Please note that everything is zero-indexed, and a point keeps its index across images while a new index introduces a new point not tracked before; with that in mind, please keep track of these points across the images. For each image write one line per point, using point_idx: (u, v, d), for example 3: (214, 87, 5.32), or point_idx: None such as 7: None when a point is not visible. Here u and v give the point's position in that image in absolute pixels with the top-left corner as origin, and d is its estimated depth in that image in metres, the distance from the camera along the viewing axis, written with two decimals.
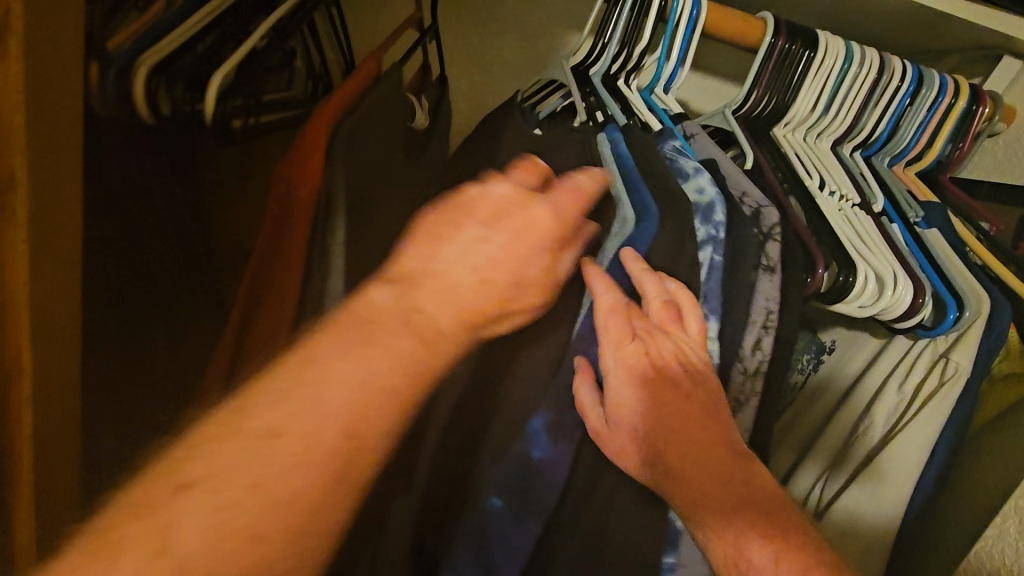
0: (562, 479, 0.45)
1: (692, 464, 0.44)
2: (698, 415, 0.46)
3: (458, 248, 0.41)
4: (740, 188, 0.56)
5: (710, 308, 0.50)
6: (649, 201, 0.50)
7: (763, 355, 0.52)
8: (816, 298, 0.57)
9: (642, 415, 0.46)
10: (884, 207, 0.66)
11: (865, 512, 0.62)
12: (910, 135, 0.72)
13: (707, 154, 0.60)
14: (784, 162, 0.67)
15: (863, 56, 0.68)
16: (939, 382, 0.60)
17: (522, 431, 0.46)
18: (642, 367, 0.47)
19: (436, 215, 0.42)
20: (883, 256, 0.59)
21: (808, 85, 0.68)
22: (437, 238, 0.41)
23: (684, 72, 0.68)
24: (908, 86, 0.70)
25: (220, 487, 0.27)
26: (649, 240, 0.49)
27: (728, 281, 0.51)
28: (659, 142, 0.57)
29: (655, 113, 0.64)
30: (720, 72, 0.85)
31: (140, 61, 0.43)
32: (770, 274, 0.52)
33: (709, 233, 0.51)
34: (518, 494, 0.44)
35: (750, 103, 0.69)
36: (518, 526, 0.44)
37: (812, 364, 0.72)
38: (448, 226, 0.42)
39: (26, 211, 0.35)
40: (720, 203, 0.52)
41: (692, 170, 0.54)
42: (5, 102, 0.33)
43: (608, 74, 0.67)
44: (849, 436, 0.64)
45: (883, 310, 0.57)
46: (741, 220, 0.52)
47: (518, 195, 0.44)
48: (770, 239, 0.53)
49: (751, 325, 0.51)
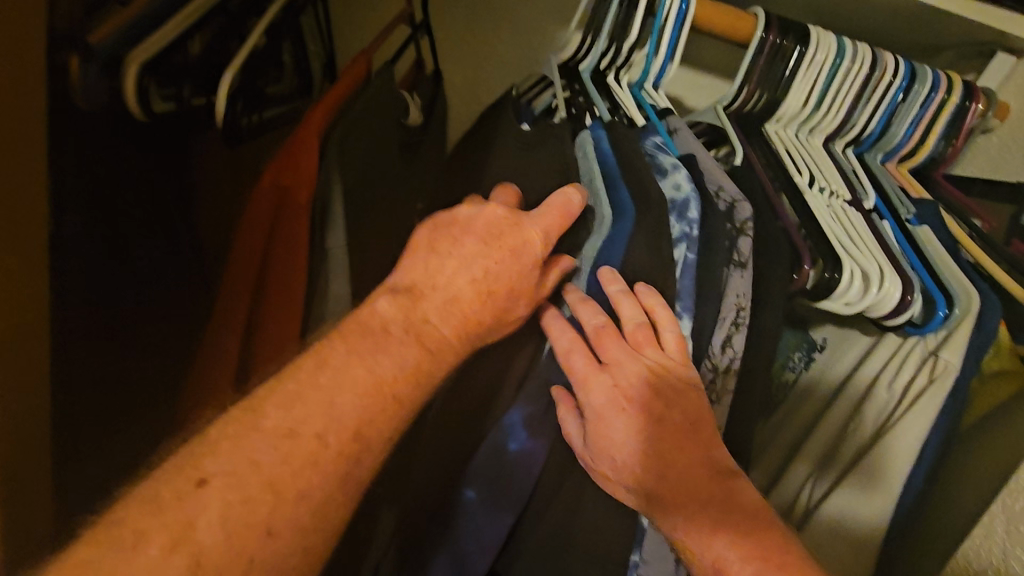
0: (538, 471, 0.47)
1: (673, 484, 0.44)
2: (675, 438, 0.45)
3: (452, 265, 0.42)
4: (716, 183, 0.54)
5: (683, 306, 0.49)
6: (628, 199, 0.50)
7: (734, 353, 0.52)
8: (802, 294, 0.57)
9: (624, 445, 0.44)
10: (875, 204, 0.66)
11: (857, 511, 0.62)
12: (902, 131, 0.71)
13: (688, 150, 0.59)
14: (775, 158, 0.66)
15: (855, 51, 0.67)
16: (929, 380, 0.60)
17: (499, 423, 0.47)
18: (620, 395, 0.46)
19: (434, 234, 0.44)
20: (868, 251, 0.59)
21: (800, 81, 0.67)
22: (437, 253, 0.43)
23: (674, 67, 0.67)
24: (901, 81, 0.69)
25: (234, 487, 0.30)
26: (626, 238, 0.48)
27: (703, 278, 0.50)
28: (640, 138, 0.56)
29: (643, 110, 0.64)
30: (713, 69, 0.84)
31: (130, 56, 0.42)
32: (741, 270, 0.51)
33: (682, 230, 0.50)
34: (492, 489, 0.46)
35: (741, 99, 0.68)
36: (492, 518, 0.46)
37: (804, 362, 0.72)
38: (444, 242, 0.44)
39: None
40: (695, 199, 0.51)
41: (670, 166, 0.53)
42: None
43: (597, 70, 0.67)
44: (840, 434, 0.65)
45: (871, 306, 0.57)
46: (714, 216, 0.51)
47: (507, 214, 0.45)
48: (742, 234, 0.52)
49: (720, 324, 0.51)
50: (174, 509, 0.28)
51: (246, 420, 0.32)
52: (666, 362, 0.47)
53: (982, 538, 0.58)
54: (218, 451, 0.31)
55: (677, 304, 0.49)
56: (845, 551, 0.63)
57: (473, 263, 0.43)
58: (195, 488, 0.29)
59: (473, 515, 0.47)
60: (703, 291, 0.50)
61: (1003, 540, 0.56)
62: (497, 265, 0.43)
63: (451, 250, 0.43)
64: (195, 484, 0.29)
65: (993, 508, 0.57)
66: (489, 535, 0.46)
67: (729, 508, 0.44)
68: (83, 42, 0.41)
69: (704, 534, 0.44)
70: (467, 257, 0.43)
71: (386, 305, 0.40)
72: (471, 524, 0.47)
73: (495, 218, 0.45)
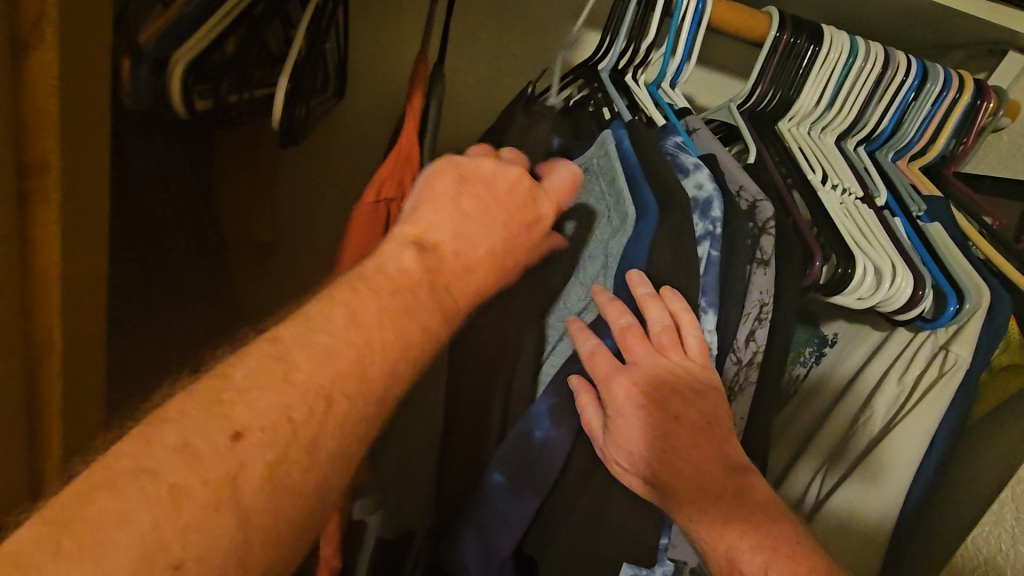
0: (562, 456, 0.49)
1: (686, 479, 0.46)
2: (689, 436, 0.47)
3: (480, 229, 0.40)
4: (737, 182, 0.56)
5: (708, 301, 0.50)
6: (652, 199, 0.51)
7: (758, 346, 0.54)
8: (816, 289, 0.58)
9: (639, 439, 0.47)
10: (886, 201, 0.67)
11: (864, 506, 0.63)
12: (914, 129, 0.73)
13: (708, 149, 0.60)
14: (788, 156, 0.67)
15: (868, 50, 0.69)
16: (938, 374, 0.61)
17: (527, 413, 0.50)
18: (643, 395, 0.48)
19: (459, 188, 0.41)
20: (881, 247, 0.60)
21: (812, 80, 0.69)
22: (465, 212, 0.41)
23: (690, 67, 0.68)
24: (912, 80, 0.70)
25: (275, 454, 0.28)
26: (650, 236, 0.49)
27: (726, 273, 0.51)
28: (661, 138, 0.58)
29: (660, 109, 0.65)
30: (725, 67, 0.85)
31: (175, 58, 0.44)
32: (764, 267, 0.53)
33: (705, 228, 0.51)
34: (516, 473, 0.49)
35: (755, 97, 0.70)
36: (517, 500, 0.49)
37: (815, 357, 0.75)
38: (470, 200, 0.41)
39: (58, 193, 0.35)
40: (718, 198, 0.51)
41: (692, 166, 0.54)
42: (39, 87, 0.32)
43: (615, 70, 0.69)
44: (849, 429, 0.65)
45: (883, 301, 0.58)
46: (737, 215, 0.52)
47: (531, 186, 0.44)
48: (765, 233, 0.54)
49: (745, 318, 0.53)
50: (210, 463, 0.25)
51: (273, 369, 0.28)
52: (689, 365, 0.48)
53: (992, 525, 0.59)
54: (247, 398, 0.27)
55: (701, 299, 0.50)
56: (853, 547, 0.64)
57: (495, 230, 0.41)
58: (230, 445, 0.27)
59: (499, 497, 0.50)
60: (726, 287, 0.51)
61: (1011, 528, 0.58)
62: (511, 239, 0.42)
63: (477, 212, 0.41)
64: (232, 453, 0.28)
65: (1003, 496, 0.59)
66: (515, 516, 0.49)
67: (739, 500, 0.45)
68: (136, 48, 0.43)
69: (715, 527, 0.45)
70: (488, 224, 0.41)
71: (414, 260, 0.36)
72: (499, 505, 0.50)
73: (519, 184, 0.43)
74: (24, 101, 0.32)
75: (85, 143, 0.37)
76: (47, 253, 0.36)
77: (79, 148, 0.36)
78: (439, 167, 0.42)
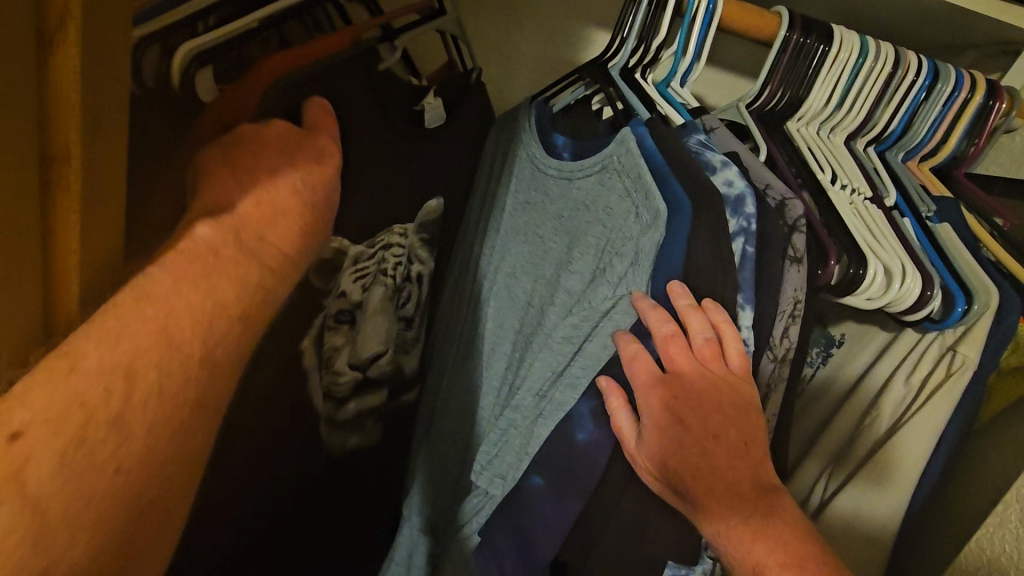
0: (603, 461, 0.52)
1: (718, 497, 0.46)
2: (727, 457, 0.47)
3: (253, 181, 0.37)
4: (763, 181, 0.57)
5: (745, 297, 0.51)
6: (682, 194, 0.51)
7: (789, 343, 0.56)
8: (826, 289, 0.58)
9: (670, 452, 0.47)
10: (896, 202, 0.67)
11: (871, 506, 0.63)
12: (925, 129, 0.72)
13: (728, 148, 0.61)
14: (797, 155, 0.67)
15: (879, 50, 0.68)
16: (946, 374, 0.60)
17: (571, 415, 0.54)
18: (683, 403, 0.48)
19: (224, 154, 0.38)
20: (891, 248, 0.60)
21: (822, 81, 0.69)
22: (236, 173, 0.37)
23: (700, 66, 0.69)
24: (924, 80, 0.69)
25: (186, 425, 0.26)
26: (687, 231, 0.50)
27: (759, 271, 0.52)
28: (683, 136, 0.58)
29: (674, 107, 0.66)
30: (737, 67, 0.85)
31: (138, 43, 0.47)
32: (796, 265, 0.54)
33: (740, 224, 0.52)
34: (557, 476, 0.53)
35: (764, 97, 0.70)
36: (560, 504, 0.53)
37: (822, 357, 0.75)
38: (246, 156, 0.39)
39: (78, 232, 0.29)
40: (750, 195, 0.52)
41: (720, 163, 0.55)
42: (59, 103, 0.27)
43: (626, 67, 0.69)
44: (854, 431, 0.66)
45: (893, 301, 0.58)
46: (770, 213, 0.53)
47: (295, 129, 0.43)
48: (795, 231, 0.54)
49: (780, 315, 0.54)
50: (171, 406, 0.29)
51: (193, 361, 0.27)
52: (731, 379, 0.49)
53: (995, 525, 0.59)
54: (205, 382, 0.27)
55: (739, 295, 0.51)
56: (858, 545, 0.64)
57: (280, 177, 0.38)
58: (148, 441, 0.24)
59: (540, 499, 0.54)
60: (760, 286, 0.52)
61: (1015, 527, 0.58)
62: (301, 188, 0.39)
63: (253, 169, 0.38)
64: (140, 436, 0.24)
65: (1008, 497, 0.59)
66: (556, 519, 0.54)
67: (758, 497, 0.46)
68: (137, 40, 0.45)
69: (745, 540, 0.44)
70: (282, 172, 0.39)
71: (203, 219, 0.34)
72: (539, 506, 0.54)
73: (289, 132, 0.42)
74: (48, 127, 0.27)
75: (114, 172, 0.32)
76: (64, 278, 0.30)
77: (106, 183, 0.31)
78: (200, 158, 0.39)
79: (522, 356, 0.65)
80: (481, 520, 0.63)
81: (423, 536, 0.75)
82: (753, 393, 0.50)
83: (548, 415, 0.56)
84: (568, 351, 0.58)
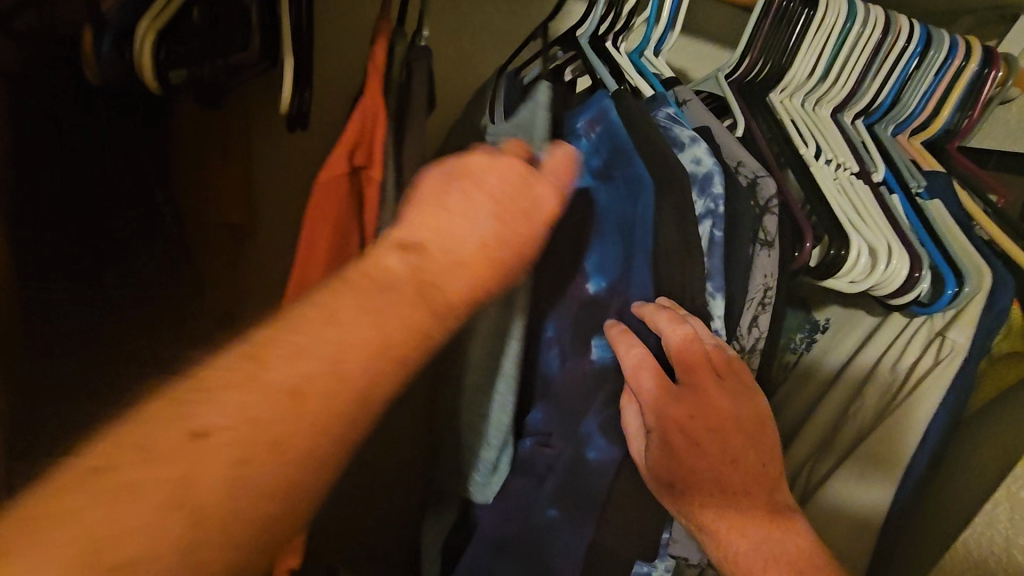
0: (612, 478, 0.49)
1: (737, 532, 0.46)
2: (744, 482, 0.46)
3: (459, 219, 0.32)
4: (735, 158, 0.52)
5: (714, 286, 0.48)
6: (645, 172, 0.47)
7: (760, 332, 0.52)
8: (804, 273, 0.55)
9: (686, 474, 0.46)
10: (884, 177, 0.63)
11: (859, 494, 0.60)
12: (915, 100, 0.68)
13: (700, 122, 0.56)
14: (779, 128, 0.63)
15: (868, 14, 0.63)
16: (934, 361, 0.57)
17: (578, 433, 0.50)
18: (699, 423, 0.45)
19: (436, 179, 0.34)
20: (876, 227, 0.56)
21: (806, 48, 0.64)
22: (446, 206, 0.33)
23: (675, 35, 0.64)
24: (914, 47, 0.65)
25: (232, 440, 0.25)
26: (652, 216, 0.46)
27: (728, 254, 0.49)
28: (651, 110, 0.53)
29: (646, 77, 0.61)
30: (719, 37, 0.80)
31: (141, 26, 0.43)
32: (768, 249, 0.50)
33: (706, 206, 0.48)
34: (568, 501, 0.50)
35: (743, 68, 0.65)
36: (576, 528, 0.50)
37: (806, 344, 0.70)
38: (454, 192, 0.33)
39: None
40: (718, 174, 0.48)
41: (688, 139, 0.50)
42: None
43: (596, 35, 0.64)
44: (839, 418, 0.63)
45: (877, 285, 0.54)
46: (740, 194, 0.49)
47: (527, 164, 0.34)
48: (767, 212, 0.50)
49: (748, 303, 0.51)
50: (332, 419, 0.27)
51: (246, 371, 0.26)
52: (747, 397, 0.46)
53: (984, 525, 0.56)
54: (210, 400, 0.25)
55: (708, 284, 0.48)
56: (844, 537, 0.61)
57: (487, 221, 0.33)
58: (186, 437, 0.24)
59: (558, 530, 0.51)
60: (728, 270, 0.49)
61: (1005, 529, 0.54)
62: (509, 230, 0.33)
63: (460, 202, 0.33)
64: (186, 436, 0.24)
65: (997, 494, 0.55)
66: (574, 549, 0.51)
67: (769, 519, 0.47)
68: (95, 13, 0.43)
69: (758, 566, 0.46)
70: (483, 203, 0.33)
71: (391, 259, 0.31)
72: (561, 537, 0.51)
73: (510, 170, 0.34)
74: None
75: None
76: None
77: None
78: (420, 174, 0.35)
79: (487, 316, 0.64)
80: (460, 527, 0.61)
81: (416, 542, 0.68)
82: (765, 403, 0.47)
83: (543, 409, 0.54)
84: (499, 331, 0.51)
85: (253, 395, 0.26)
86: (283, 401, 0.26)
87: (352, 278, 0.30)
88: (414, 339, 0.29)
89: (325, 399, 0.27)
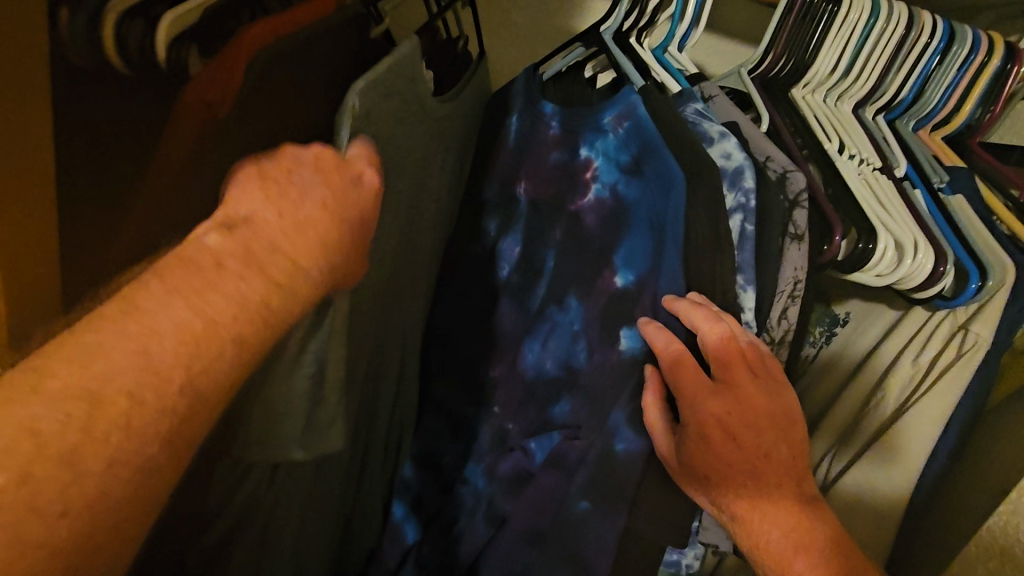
0: (639, 468, 0.50)
1: (763, 520, 0.47)
2: (775, 476, 0.47)
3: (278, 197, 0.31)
4: (764, 152, 0.53)
5: (745, 278, 0.49)
6: (676, 166, 0.48)
7: (789, 324, 0.52)
8: (833, 267, 0.56)
9: (722, 470, 0.46)
10: (906, 171, 0.63)
11: (877, 483, 0.61)
12: (938, 96, 0.68)
13: (727, 117, 0.57)
14: (803, 123, 0.64)
15: (890, 10, 0.64)
16: (956, 355, 0.58)
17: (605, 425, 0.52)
18: (737, 418, 0.46)
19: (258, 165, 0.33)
20: (903, 221, 0.57)
21: (830, 43, 0.65)
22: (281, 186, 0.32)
23: (698, 32, 0.65)
24: (937, 43, 0.65)
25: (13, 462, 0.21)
26: (682, 209, 0.47)
27: (758, 249, 0.49)
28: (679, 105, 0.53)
29: (670, 73, 0.62)
30: (738, 33, 0.81)
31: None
32: (798, 242, 0.51)
33: (737, 200, 0.49)
34: (600, 493, 0.51)
35: (767, 63, 0.67)
36: (605, 518, 0.51)
37: (825, 338, 0.70)
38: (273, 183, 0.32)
39: None
40: (749, 168, 0.48)
41: (718, 133, 0.51)
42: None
43: (620, 31, 0.65)
44: (860, 411, 0.63)
45: (901, 279, 0.55)
46: (770, 188, 0.49)
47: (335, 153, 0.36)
48: (797, 205, 0.51)
49: (778, 296, 0.51)
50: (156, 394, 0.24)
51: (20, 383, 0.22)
52: (780, 397, 0.47)
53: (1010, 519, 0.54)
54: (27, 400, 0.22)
55: (738, 277, 0.49)
56: (865, 525, 0.62)
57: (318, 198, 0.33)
58: None
59: (585, 523, 0.52)
60: (759, 263, 0.49)
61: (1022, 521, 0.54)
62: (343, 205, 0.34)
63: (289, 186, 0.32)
64: None
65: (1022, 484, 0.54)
66: (605, 539, 0.51)
67: (798, 508, 0.47)
68: None
69: (788, 554, 0.47)
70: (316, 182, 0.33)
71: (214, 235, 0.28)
72: (591, 528, 0.52)
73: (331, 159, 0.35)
74: None
75: None
76: None
77: None
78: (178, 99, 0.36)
79: (445, 280, 0.64)
80: (477, 521, 0.61)
81: (409, 546, 0.66)
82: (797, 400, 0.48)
83: (576, 400, 0.55)
84: (356, 285, 0.48)
85: (29, 406, 0.22)
86: (75, 404, 0.23)
87: (157, 264, 0.27)
88: (245, 309, 0.28)
89: (136, 386, 0.24)
